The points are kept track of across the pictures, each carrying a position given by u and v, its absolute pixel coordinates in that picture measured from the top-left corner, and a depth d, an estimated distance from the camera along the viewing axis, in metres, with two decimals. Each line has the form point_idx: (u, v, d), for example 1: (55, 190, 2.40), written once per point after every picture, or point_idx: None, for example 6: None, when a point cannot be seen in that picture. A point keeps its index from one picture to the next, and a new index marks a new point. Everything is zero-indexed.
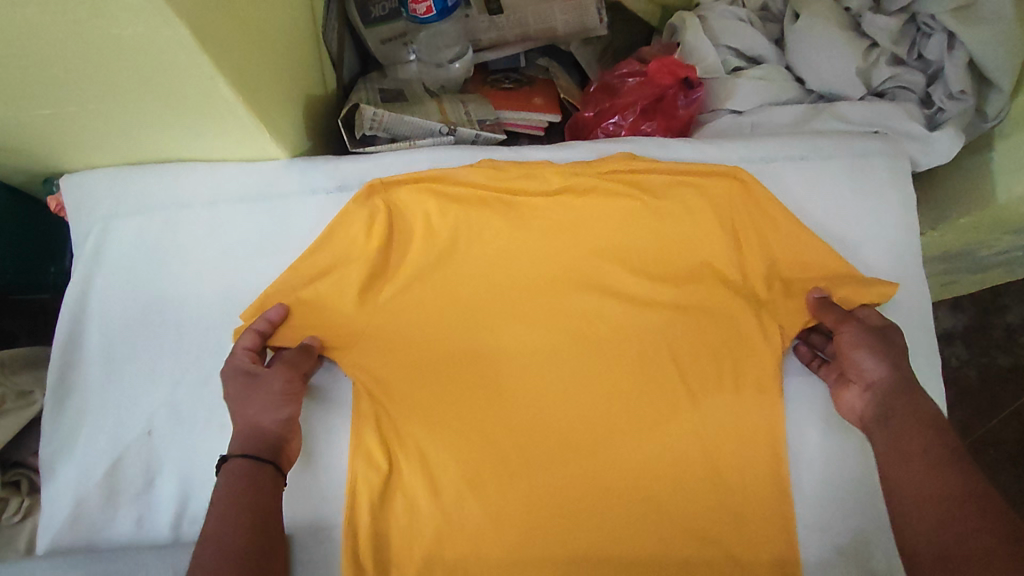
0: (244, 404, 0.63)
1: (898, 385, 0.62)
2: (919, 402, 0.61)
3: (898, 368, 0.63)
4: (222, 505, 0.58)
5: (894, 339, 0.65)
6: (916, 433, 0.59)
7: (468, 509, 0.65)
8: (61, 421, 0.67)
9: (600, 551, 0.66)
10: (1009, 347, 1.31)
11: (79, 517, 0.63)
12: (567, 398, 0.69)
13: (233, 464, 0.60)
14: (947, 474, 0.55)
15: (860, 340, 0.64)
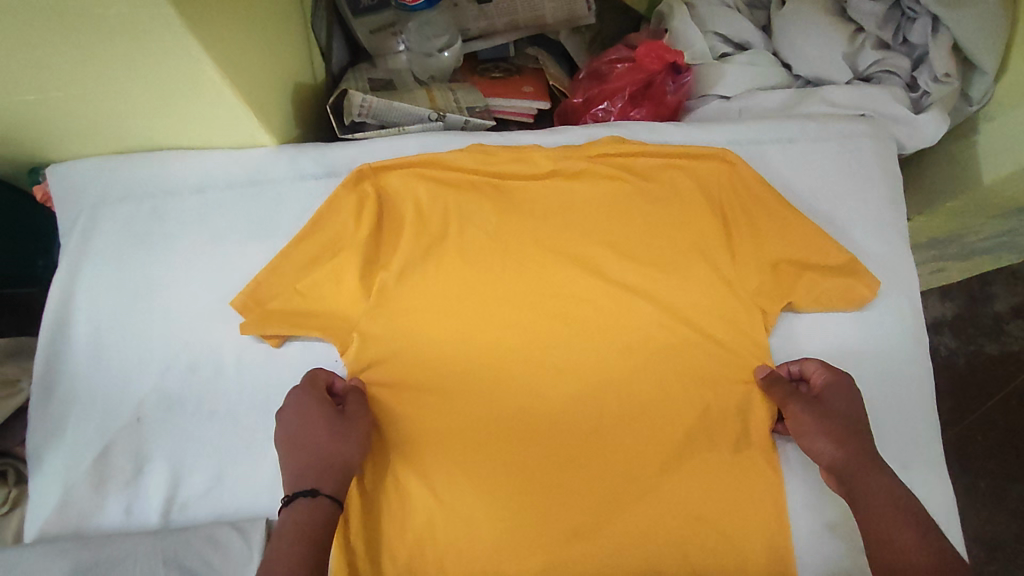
0: (333, 441, 0.58)
1: (850, 461, 0.57)
2: (877, 479, 0.56)
3: (847, 437, 0.59)
4: (300, 553, 0.51)
5: (841, 404, 0.62)
6: (875, 517, 0.54)
7: (461, 493, 0.65)
8: (49, 410, 0.66)
9: (594, 535, 0.64)
10: (998, 335, 1.32)
11: (66, 506, 0.62)
12: (560, 382, 0.69)
13: (319, 502, 0.54)
14: (912, 554, 0.51)
15: (804, 421, 0.61)
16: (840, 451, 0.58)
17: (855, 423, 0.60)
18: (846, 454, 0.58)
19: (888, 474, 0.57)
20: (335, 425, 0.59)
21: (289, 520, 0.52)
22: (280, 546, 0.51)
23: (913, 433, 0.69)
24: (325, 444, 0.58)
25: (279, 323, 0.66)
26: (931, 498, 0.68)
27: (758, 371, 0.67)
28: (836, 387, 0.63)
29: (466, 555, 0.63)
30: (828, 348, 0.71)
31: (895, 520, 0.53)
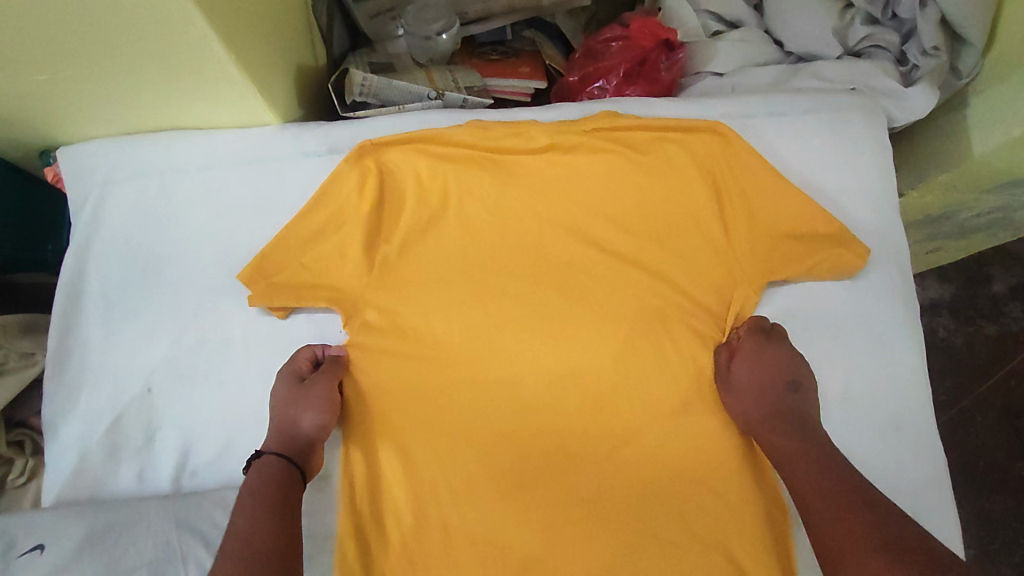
0: (287, 405, 0.64)
1: (757, 422, 0.66)
2: (780, 427, 0.64)
3: (759, 397, 0.67)
4: (247, 502, 0.56)
5: (747, 367, 0.69)
6: (785, 457, 0.62)
7: (463, 458, 0.67)
8: (62, 382, 0.67)
9: (592, 496, 0.66)
10: (995, 316, 1.33)
11: (82, 473, 0.64)
12: (559, 351, 0.70)
13: (267, 459, 0.61)
14: (809, 488, 0.58)
15: (726, 383, 0.69)
16: (748, 414, 0.67)
17: (767, 381, 0.67)
18: (752, 416, 0.67)
19: (791, 425, 0.64)
20: (293, 390, 0.65)
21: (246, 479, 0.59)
22: (242, 500, 0.57)
23: (905, 397, 0.71)
24: (281, 409, 0.64)
25: (285, 295, 0.68)
26: (925, 461, 0.69)
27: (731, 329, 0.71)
28: (761, 346, 0.70)
29: (468, 517, 0.64)
30: (821, 315, 0.72)
31: (796, 463, 0.61)
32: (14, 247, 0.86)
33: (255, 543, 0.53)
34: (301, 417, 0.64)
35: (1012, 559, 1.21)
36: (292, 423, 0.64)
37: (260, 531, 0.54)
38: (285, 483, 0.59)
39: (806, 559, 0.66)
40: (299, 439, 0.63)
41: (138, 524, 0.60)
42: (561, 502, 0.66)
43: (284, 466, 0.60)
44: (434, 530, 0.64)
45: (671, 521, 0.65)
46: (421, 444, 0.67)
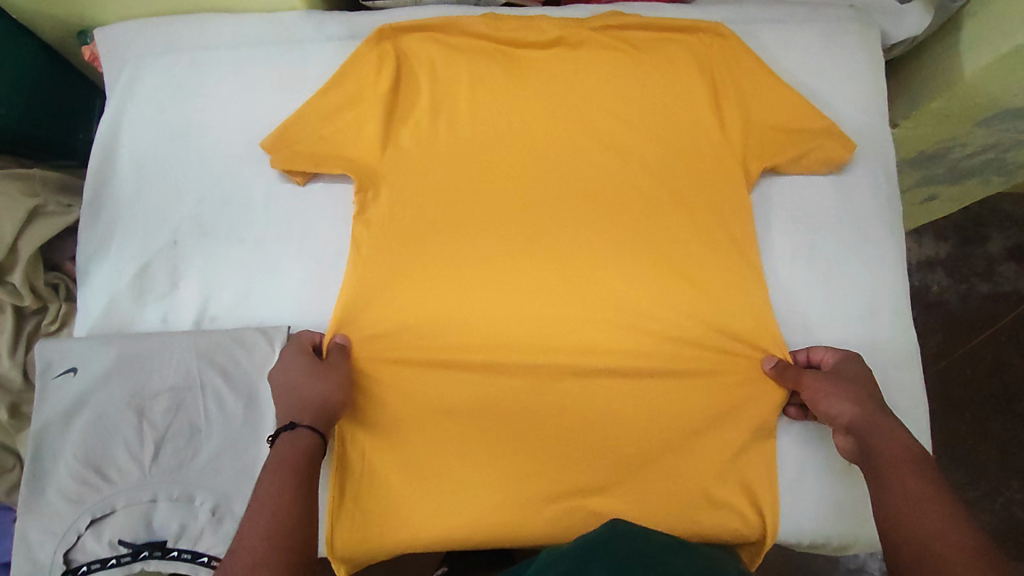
0: (312, 379, 0.62)
1: (867, 420, 0.60)
2: (896, 434, 0.58)
3: (863, 401, 0.61)
4: (279, 475, 0.54)
5: (852, 373, 0.64)
6: (902, 463, 0.55)
7: (465, 323, 0.70)
8: (95, 232, 0.73)
9: (581, 361, 0.70)
10: (989, 275, 1.31)
11: (112, 311, 0.70)
12: (560, 228, 0.73)
13: (301, 429, 0.58)
14: (921, 497, 0.52)
15: (822, 388, 0.63)
16: (858, 411, 0.61)
17: (867, 390, 0.63)
18: (861, 414, 0.60)
19: (901, 430, 0.59)
20: (317, 365, 0.63)
21: (275, 449, 0.56)
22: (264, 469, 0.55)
23: (885, 283, 0.73)
24: (307, 384, 0.62)
25: (303, 161, 0.72)
26: (897, 344, 0.72)
27: (765, 362, 0.69)
28: (852, 361, 0.66)
29: (466, 370, 0.69)
30: (807, 205, 0.75)
31: (910, 468, 0.55)
32: (44, 129, 0.89)
33: (283, 523, 0.51)
34: (323, 389, 0.62)
35: (992, 507, 1.19)
36: (314, 395, 0.61)
37: (293, 511, 0.52)
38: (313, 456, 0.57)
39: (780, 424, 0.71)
40: (326, 410, 0.61)
41: (160, 354, 0.66)
42: (553, 366, 0.70)
43: (315, 438, 0.58)
44: (434, 382, 0.69)
45: (654, 386, 0.69)
46: (398, 312, 0.70)
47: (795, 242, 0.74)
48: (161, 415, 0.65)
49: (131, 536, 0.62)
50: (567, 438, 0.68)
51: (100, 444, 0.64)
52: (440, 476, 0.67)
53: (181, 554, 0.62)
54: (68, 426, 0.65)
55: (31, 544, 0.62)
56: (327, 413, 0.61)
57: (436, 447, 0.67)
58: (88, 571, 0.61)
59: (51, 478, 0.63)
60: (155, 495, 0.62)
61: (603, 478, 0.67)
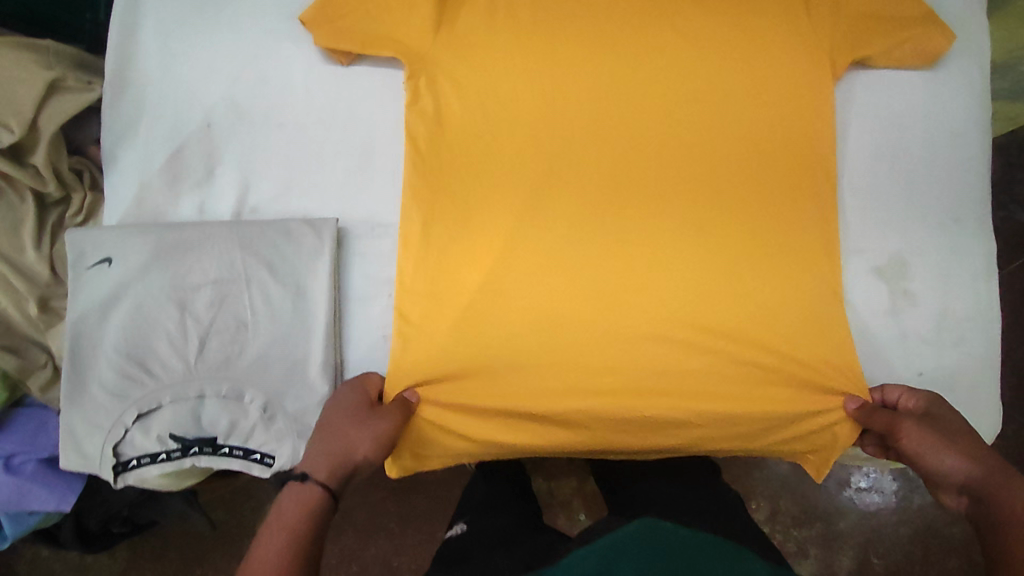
0: (350, 426, 0.57)
1: (984, 477, 0.54)
2: (1022, 495, 0.52)
3: (970, 455, 0.56)
4: (281, 539, 0.49)
5: (954, 422, 0.59)
6: None
7: (513, 226, 0.65)
8: (119, 111, 0.66)
9: (637, 269, 0.65)
10: None
11: (144, 199, 0.65)
12: (622, 125, 0.67)
13: (313, 487, 0.53)
14: None
15: (920, 438, 0.58)
16: (975, 467, 0.55)
17: (969, 440, 0.57)
18: (975, 469, 0.55)
19: None
20: (366, 413, 0.58)
21: (279, 509, 0.51)
22: (267, 531, 0.50)
23: (966, 188, 0.68)
24: (339, 432, 0.57)
25: (348, 39, 0.65)
26: (975, 253, 0.68)
27: (847, 403, 0.65)
28: (939, 404, 0.61)
29: (519, 275, 0.65)
30: (894, 104, 0.69)
31: None
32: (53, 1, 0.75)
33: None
34: (354, 439, 0.56)
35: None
36: (343, 442, 0.56)
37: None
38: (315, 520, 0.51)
39: (856, 336, 0.67)
40: (349, 462, 0.55)
41: (201, 245, 0.61)
42: (611, 271, 0.65)
43: (326, 499, 0.53)
44: (484, 288, 0.64)
45: (720, 295, 0.65)
46: (460, 221, 0.65)
47: (879, 144, 0.69)
48: (205, 309, 0.61)
49: (180, 430, 0.59)
50: (626, 350, 0.64)
51: (143, 337, 0.60)
52: (494, 384, 0.64)
53: (233, 451, 0.60)
54: (108, 318, 0.61)
55: (78, 436, 0.60)
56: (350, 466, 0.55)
57: (488, 354, 0.64)
58: (138, 464, 0.59)
59: (93, 371, 0.61)
60: (203, 391, 0.60)
61: (662, 387, 0.65)
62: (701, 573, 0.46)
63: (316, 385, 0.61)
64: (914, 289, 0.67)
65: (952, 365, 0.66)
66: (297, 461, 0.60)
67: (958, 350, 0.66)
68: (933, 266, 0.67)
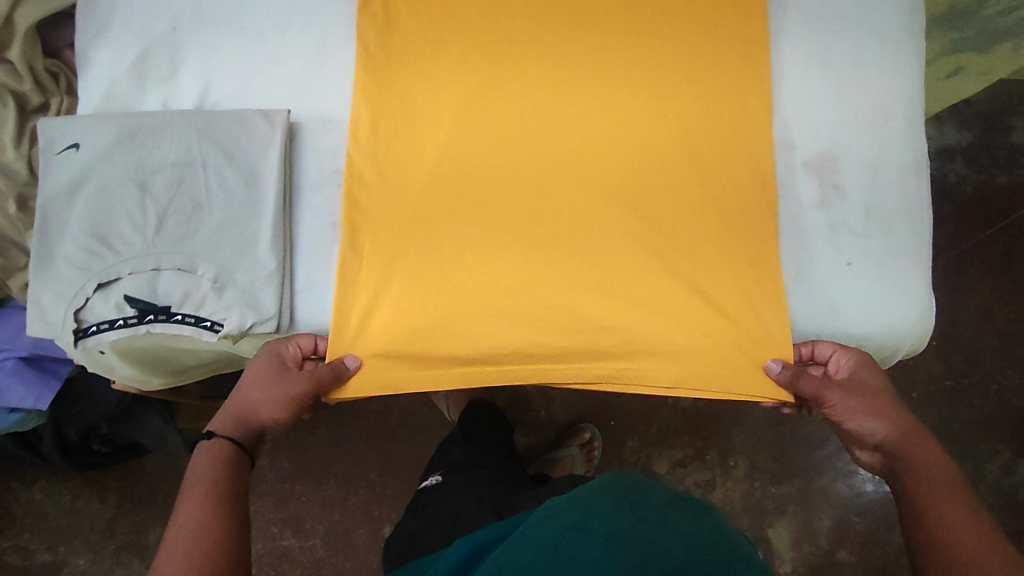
0: (255, 389, 0.64)
1: (898, 437, 0.63)
2: (927, 452, 0.62)
3: (888, 417, 0.64)
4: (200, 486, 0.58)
5: (871, 379, 0.65)
6: (938, 485, 0.59)
7: (457, 124, 0.69)
8: (94, 16, 0.71)
9: (572, 167, 0.69)
10: (1009, 166, 1.22)
11: (113, 95, 0.70)
12: (563, 33, 0.71)
13: (218, 441, 0.63)
14: (958, 523, 0.55)
15: (848, 404, 0.65)
16: (889, 428, 0.64)
17: (888, 402, 0.65)
18: (890, 429, 0.64)
19: (935, 446, 0.63)
20: (270, 377, 0.64)
21: (194, 468, 0.60)
22: (188, 484, 0.59)
23: (899, 86, 0.70)
24: (246, 393, 0.65)
25: None
26: (907, 148, 0.70)
27: (771, 366, 0.66)
28: (869, 366, 0.65)
29: (461, 170, 0.69)
30: (828, 9, 0.72)
31: (947, 492, 0.58)
32: None
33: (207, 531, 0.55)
34: (258, 401, 0.64)
35: (985, 394, 1.17)
36: (250, 404, 0.64)
37: (220, 516, 0.57)
38: (226, 469, 0.61)
39: (786, 228, 0.69)
40: (255, 421, 0.65)
41: (161, 131, 0.66)
42: (548, 168, 0.69)
43: (233, 452, 0.62)
44: (429, 181, 0.68)
45: (652, 190, 0.69)
46: (406, 119, 0.69)
47: (812, 46, 0.71)
48: (163, 190, 0.65)
49: (136, 298, 0.63)
50: (562, 242, 0.68)
51: (104, 214, 0.65)
52: (437, 271, 0.67)
53: (185, 318, 0.64)
54: (73, 199, 0.65)
55: (44, 306, 0.64)
56: (258, 424, 0.65)
57: (431, 239, 0.68)
58: (96, 330, 0.63)
59: (58, 247, 0.65)
60: (158, 264, 0.64)
61: (599, 277, 0.67)
62: (643, 509, 0.50)
63: (264, 260, 0.64)
64: (844, 183, 0.69)
65: (881, 255, 0.68)
66: (245, 328, 0.64)
67: (885, 240, 0.69)
68: (864, 162, 0.69)
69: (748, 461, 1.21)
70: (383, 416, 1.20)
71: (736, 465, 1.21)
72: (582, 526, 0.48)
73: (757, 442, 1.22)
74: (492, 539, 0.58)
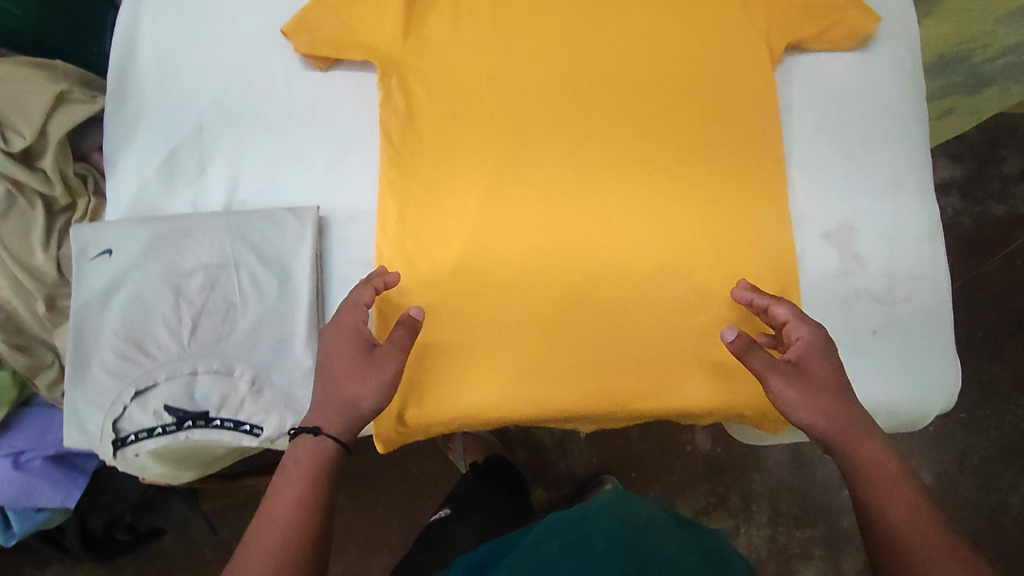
0: (350, 378, 0.60)
1: (840, 431, 0.60)
2: (870, 446, 0.59)
3: (832, 408, 0.60)
4: (296, 490, 0.56)
5: (821, 370, 0.62)
6: (886, 488, 0.57)
7: (484, 213, 0.71)
8: (119, 122, 0.72)
9: (597, 252, 0.71)
10: (1005, 197, 1.24)
11: (143, 197, 0.71)
12: (580, 118, 0.73)
13: (324, 441, 0.58)
14: (909, 531, 0.54)
15: (791, 393, 0.60)
16: (833, 422, 0.60)
17: (836, 390, 0.61)
18: (832, 421, 0.60)
19: (877, 440, 0.60)
20: (362, 361, 0.61)
21: (296, 461, 0.58)
22: (286, 475, 0.57)
23: (906, 157, 0.73)
24: (341, 388, 0.60)
25: (325, 47, 0.71)
26: (919, 215, 0.72)
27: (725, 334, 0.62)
28: (817, 348, 0.63)
29: (489, 257, 0.70)
30: (832, 84, 0.75)
31: (901, 500, 0.56)
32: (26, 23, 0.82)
33: (294, 548, 0.54)
34: (356, 391, 0.60)
35: (1002, 423, 1.17)
36: (349, 397, 0.60)
37: (305, 536, 0.55)
38: (327, 468, 0.58)
39: (811, 301, 0.71)
40: (359, 416, 0.60)
41: (194, 233, 0.67)
42: (577, 252, 0.71)
43: (336, 451, 0.59)
44: (458, 270, 0.69)
45: (676, 269, 0.70)
46: (433, 209, 0.71)
47: (821, 122, 0.74)
48: (197, 292, 0.66)
49: (174, 405, 0.63)
50: (593, 320, 0.69)
51: (140, 320, 0.65)
52: (471, 358, 0.68)
53: (224, 423, 0.64)
54: (107, 305, 0.66)
55: (81, 415, 0.64)
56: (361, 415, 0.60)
57: (462, 329, 0.69)
58: (135, 439, 0.63)
59: (94, 354, 0.65)
60: (195, 367, 0.64)
61: (630, 358, 0.69)
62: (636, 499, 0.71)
63: (301, 358, 0.65)
64: (862, 251, 0.71)
65: (903, 321, 0.70)
66: (284, 429, 0.64)
67: (907, 306, 0.71)
68: (879, 231, 0.71)
69: (771, 507, 1.20)
70: (404, 478, 1.18)
71: (759, 510, 1.20)
72: (574, 555, 0.57)
73: (779, 486, 1.21)
74: (492, 557, 0.67)
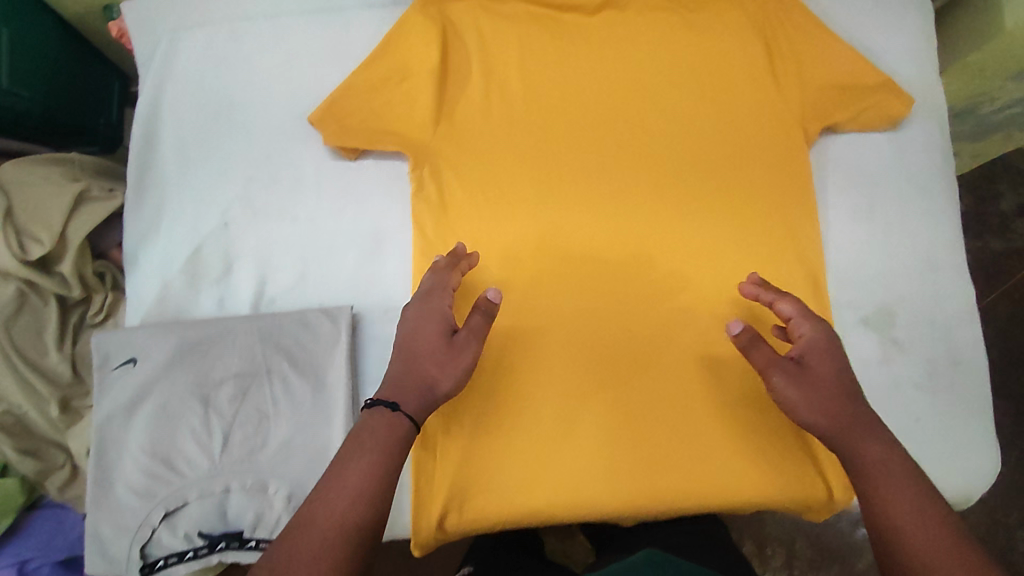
0: (430, 358, 0.57)
1: (844, 427, 0.55)
2: (879, 444, 0.55)
3: (836, 405, 0.56)
4: (366, 458, 0.50)
5: (825, 367, 0.58)
6: (893, 485, 0.52)
7: (521, 307, 0.69)
8: (141, 218, 0.70)
9: (637, 345, 0.69)
10: (1006, 233, 1.14)
11: (166, 297, 0.68)
12: (613, 204, 0.71)
13: (399, 416, 0.53)
14: (918, 532, 0.49)
15: (792, 387, 0.57)
16: (838, 418, 0.56)
17: (840, 387, 0.57)
18: (839, 415, 0.56)
19: (885, 438, 0.55)
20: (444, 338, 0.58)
21: (369, 431, 0.52)
22: (355, 446, 0.51)
23: (942, 239, 0.73)
24: (420, 367, 0.56)
25: (354, 137, 0.69)
26: (957, 298, 0.72)
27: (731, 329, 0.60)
28: (822, 342, 0.59)
29: (528, 353, 0.68)
30: (867, 165, 0.74)
31: (909, 497, 0.51)
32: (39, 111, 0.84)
33: (359, 528, 0.48)
34: (434, 371, 0.56)
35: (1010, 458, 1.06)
36: (425, 378, 0.56)
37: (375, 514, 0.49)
38: (402, 443, 0.52)
39: None
40: (434, 400, 0.56)
41: (223, 340, 0.64)
42: (618, 345, 0.69)
43: (411, 428, 0.53)
44: (496, 368, 0.68)
45: (718, 361, 0.69)
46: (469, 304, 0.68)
47: (856, 204, 0.73)
48: (227, 403, 0.63)
49: (207, 526, 0.60)
50: (636, 416, 0.67)
51: (167, 434, 0.62)
52: (511, 459, 0.66)
53: (259, 544, 0.61)
54: (133, 418, 0.63)
55: (106, 539, 0.61)
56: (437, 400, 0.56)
57: (503, 430, 0.66)
58: (165, 564, 0.60)
59: (119, 471, 0.62)
60: (228, 485, 0.61)
61: (676, 456, 0.66)
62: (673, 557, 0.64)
63: None
64: (901, 336, 0.71)
65: (946, 408, 0.69)
66: None
67: (950, 393, 0.70)
68: (918, 314, 0.71)
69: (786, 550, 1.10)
70: None
71: (772, 554, 1.11)
72: None
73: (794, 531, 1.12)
74: None
